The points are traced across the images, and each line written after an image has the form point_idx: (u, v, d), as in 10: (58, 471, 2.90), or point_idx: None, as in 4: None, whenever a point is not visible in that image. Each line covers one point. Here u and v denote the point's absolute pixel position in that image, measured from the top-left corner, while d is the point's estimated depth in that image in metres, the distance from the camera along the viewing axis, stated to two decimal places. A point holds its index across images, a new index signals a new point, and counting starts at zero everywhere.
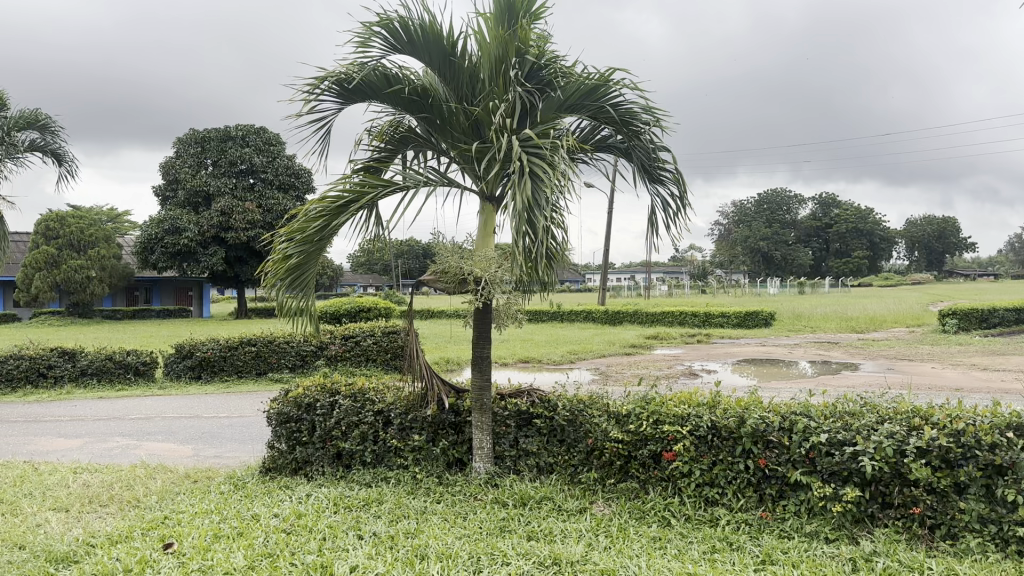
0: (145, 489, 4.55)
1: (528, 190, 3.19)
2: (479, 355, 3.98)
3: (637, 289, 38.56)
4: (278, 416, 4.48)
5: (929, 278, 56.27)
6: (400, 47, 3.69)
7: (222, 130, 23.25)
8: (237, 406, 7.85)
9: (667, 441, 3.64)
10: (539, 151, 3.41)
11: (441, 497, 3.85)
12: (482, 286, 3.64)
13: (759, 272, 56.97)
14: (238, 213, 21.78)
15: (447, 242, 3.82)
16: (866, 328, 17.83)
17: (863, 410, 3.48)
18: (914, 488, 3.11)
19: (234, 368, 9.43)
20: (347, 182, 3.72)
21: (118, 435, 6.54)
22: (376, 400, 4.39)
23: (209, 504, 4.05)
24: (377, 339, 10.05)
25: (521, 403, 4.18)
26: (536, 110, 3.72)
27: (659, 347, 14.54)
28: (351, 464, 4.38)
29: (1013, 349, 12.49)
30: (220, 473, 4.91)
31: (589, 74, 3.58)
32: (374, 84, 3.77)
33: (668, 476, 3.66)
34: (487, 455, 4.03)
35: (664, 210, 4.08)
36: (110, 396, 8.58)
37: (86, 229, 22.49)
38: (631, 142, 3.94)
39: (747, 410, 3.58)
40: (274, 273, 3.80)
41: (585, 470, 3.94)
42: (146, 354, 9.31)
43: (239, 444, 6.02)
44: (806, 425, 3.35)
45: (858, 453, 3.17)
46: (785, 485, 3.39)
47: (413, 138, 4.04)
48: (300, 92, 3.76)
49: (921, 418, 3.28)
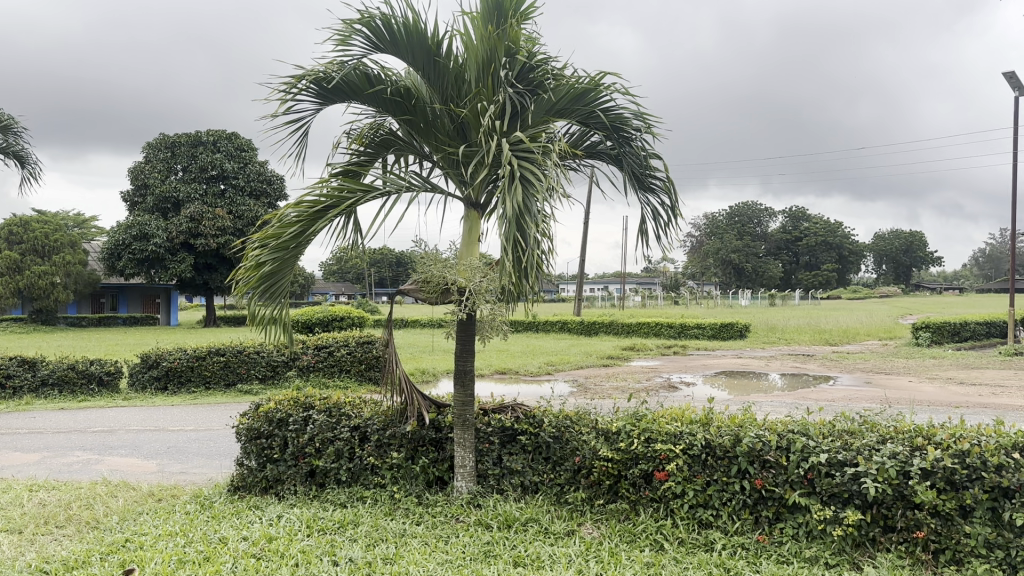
0: (105, 508, 4.29)
1: (518, 196, 3.03)
2: (462, 369, 3.80)
3: (610, 301, 38.42)
4: (248, 433, 4.25)
5: (896, 291, 57.03)
6: (382, 47, 3.52)
7: (193, 135, 22.87)
8: (204, 419, 7.57)
9: (658, 460, 3.50)
10: (529, 155, 3.26)
11: (420, 519, 3.65)
12: (467, 296, 3.49)
13: (730, 284, 57.44)
14: (208, 220, 21.40)
15: (431, 249, 3.62)
16: (839, 341, 17.87)
17: (862, 428, 3.35)
18: (917, 510, 2.99)
19: (201, 378, 9.13)
20: (325, 186, 3.54)
21: (79, 449, 6.25)
22: (352, 415, 4.19)
23: (173, 526, 3.81)
24: (351, 349, 9.78)
25: (505, 418, 4.00)
26: (525, 114, 3.54)
27: (635, 358, 14.44)
28: (325, 483, 4.16)
29: (987, 362, 12.53)
30: (186, 491, 4.67)
31: (579, 78, 3.43)
32: (354, 84, 3.59)
33: (660, 497, 3.51)
34: (469, 474, 3.84)
35: (654, 220, 3.94)
36: (71, 407, 8.26)
37: (50, 234, 21.95)
38: (621, 150, 3.81)
39: (742, 428, 3.45)
40: (246, 281, 3.57)
41: (572, 490, 3.78)
42: (110, 364, 8.98)
43: (206, 459, 5.78)
44: (805, 444, 3.21)
45: (859, 475, 3.05)
46: (783, 507, 3.24)
47: (394, 141, 3.86)
48: (276, 90, 3.55)
49: (924, 437, 3.16)
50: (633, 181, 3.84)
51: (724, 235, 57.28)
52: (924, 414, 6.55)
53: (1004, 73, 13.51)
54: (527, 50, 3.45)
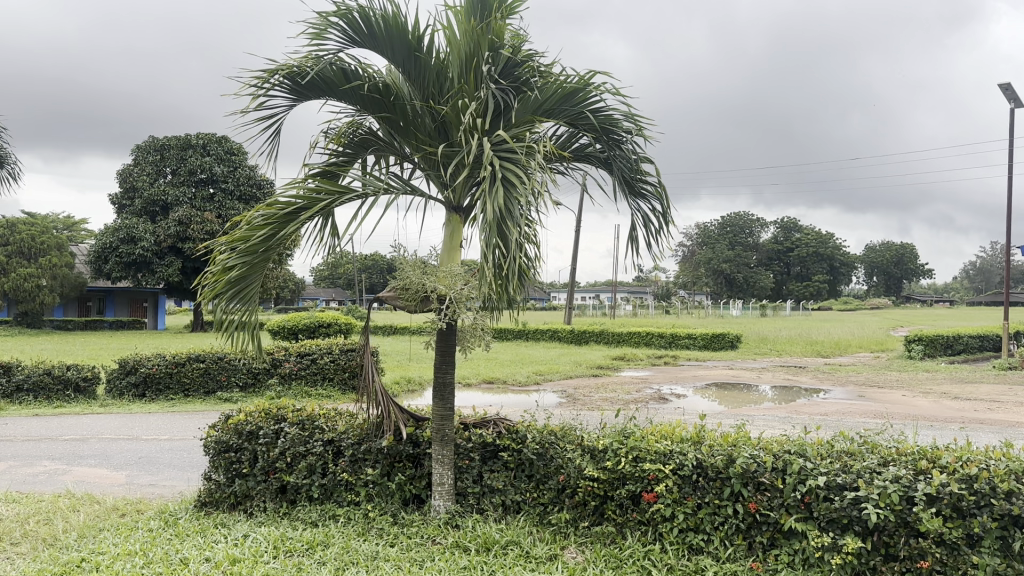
0: (65, 524, 4.06)
1: (499, 199, 2.85)
2: (442, 381, 3.59)
3: (601, 309, 38.25)
4: (216, 446, 4.05)
5: (886, 303, 57.08)
6: (360, 40, 3.33)
7: (183, 138, 22.61)
8: (180, 428, 7.33)
9: (647, 482, 3.31)
10: (513, 156, 3.08)
11: (394, 540, 3.45)
12: (447, 304, 3.29)
13: (721, 294, 57.39)
14: (196, 224, 21.13)
15: (410, 255, 3.44)
16: (831, 353, 17.75)
17: (862, 449, 3.17)
18: (921, 539, 2.79)
19: (180, 386, 8.90)
20: (300, 186, 3.33)
21: (46, 458, 6.00)
22: (326, 429, 3.98)
23: (134, 544, 3.58)
24: (335, 357, 9.58)
25: (486, 434, 3.81)
26: (510, 113, 3.34)
27: (626, 368, 14.25)
28: (296, 499, 3.95)
29: (982, 377, 12.39)
30: (152, 506, 4.44)
31: (567, 77, 3.26)
32: (330, 80, 3.40)
33: (648, 520, 3.31)
34: (448, 492, 3.64)
35: (645, 228, 3.76)
36: (45, 413, 8.00)
37: (37, 237, 21.62)
38: (611, 153, 3.63)
39: (735, 447, 3.26)
40: (211, 288, 3.38)
41: (555, 511, 3.58)
42: (87, 369, 8.74)
43: (177, 471, 5.56)
44: (802, 466, 3.02)
45: (861, 500, 2.85)
46: (778, 533, 3.04)
47: (373, 141, 3.66)
48: (247, 85, 3.36)
49: (928, 460, 2.99)
50: (623, 186, 3.66)
51: (716, 245, 57.19)
52: (928, 435, 6.35)
53: (1000, 84, 13.41)
54: (512, 45, 3.26)
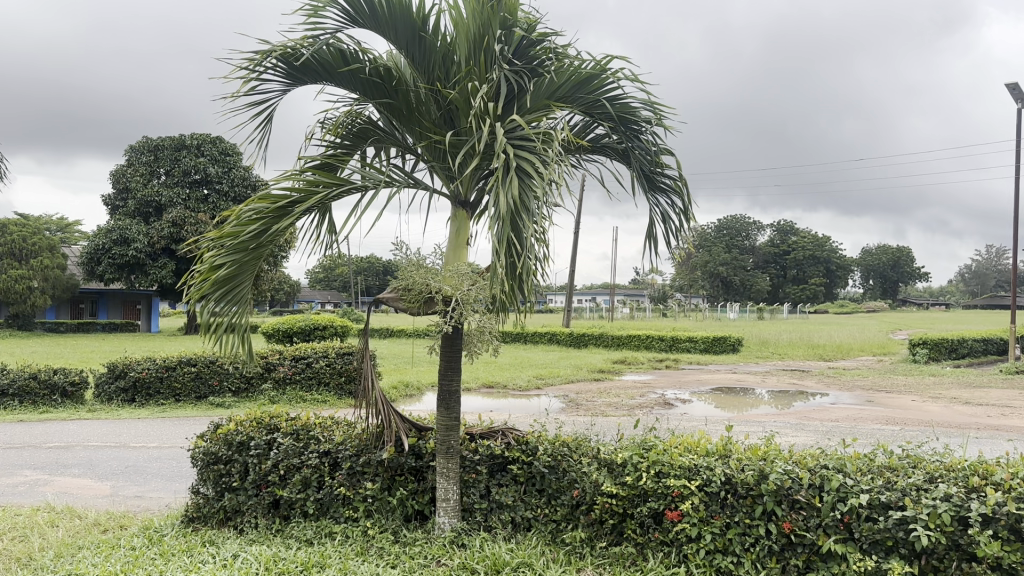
0: (42, 541, 3.79)
1: (513, 189, 2.60)
2: (447, 389, 3.32)
3: (599, 311, 38.06)
4: (204, 457, 3.80)
5: (882, 306, 56.97)
6: (360, 20, 3.07)
7: (177, 138, 22.30)
8: (168, 435, 7.03)
9: (671, 498, 3.06)
10: (527, 143, 2.84)
11: (396, 561, 3.18)
12: (453, 306, 3.01)
13: (717, 296, 57.18)
14: (190, 225, 20.81)
15: (412, 255, 3.17)
16: (834, 356, 17.56)
17: (905, 464, 2.92)
18: (975, 563, 2.54)
19: (171, 391, 8.62)
20: (296, 177, 3.07)
21: (27, 468, 5.70)
22: (323, 439, 3.74)
23: (115, 565, 3.29)
24: (330, 361, 9.30)
25: (494, 446, 3.56)
26: (524, 96, 3.09)
27: (627, 372, 14.02)
28: (290, 515, 3.69)
29: (992, 381, 12.15)
30: (136, 521, 4.17)
31: (583, 61, 3.03)
32: (327, 62, 3.15)
33: (671, 540, 3.06)
34: (453, 509, 3.38)
35: (664, 223, 3.50)
36: (30, 420, 7.70)
37: (29, 238, 21.31)
38: (629, 144, 3.38)
39: (766, 461, 3.01)
40: (196, 287, 3.10)
41: (568, 530, 3.33)
42: (75, 374, 8.44)
43: (166, 481, 5.30)
44: (842, 483, 2.76)
45: (908, 520, 2.59)
46: (814, 555, 2.77)
47: (372, 131, 3.41)
48: (237, 68, 3.09)
49: (980, 477, 2.73)
50: (642, 180, 3.41)
51: (713, 249, 56.94)
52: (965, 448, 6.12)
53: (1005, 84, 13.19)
54: (526, 26, 3.01)
